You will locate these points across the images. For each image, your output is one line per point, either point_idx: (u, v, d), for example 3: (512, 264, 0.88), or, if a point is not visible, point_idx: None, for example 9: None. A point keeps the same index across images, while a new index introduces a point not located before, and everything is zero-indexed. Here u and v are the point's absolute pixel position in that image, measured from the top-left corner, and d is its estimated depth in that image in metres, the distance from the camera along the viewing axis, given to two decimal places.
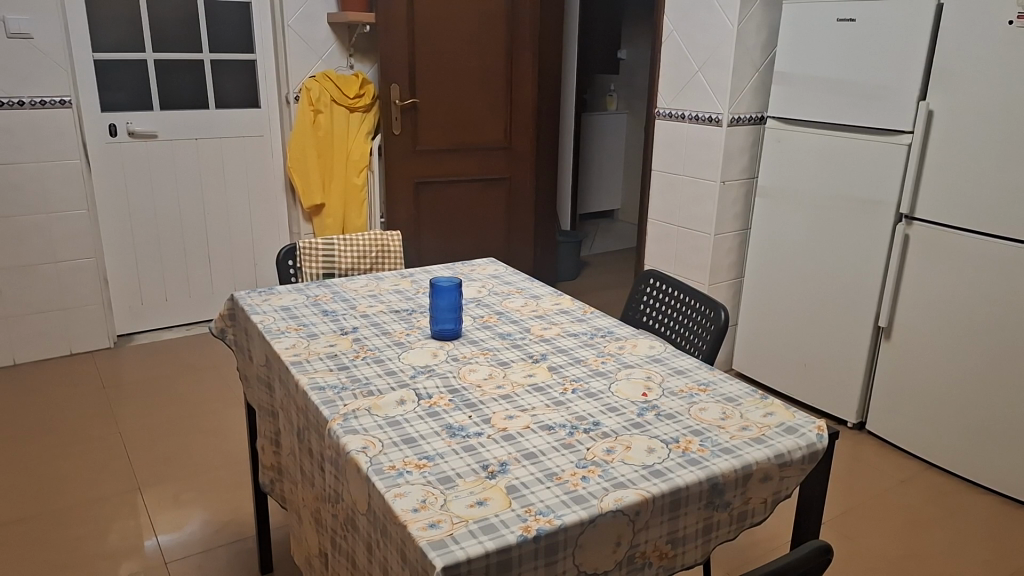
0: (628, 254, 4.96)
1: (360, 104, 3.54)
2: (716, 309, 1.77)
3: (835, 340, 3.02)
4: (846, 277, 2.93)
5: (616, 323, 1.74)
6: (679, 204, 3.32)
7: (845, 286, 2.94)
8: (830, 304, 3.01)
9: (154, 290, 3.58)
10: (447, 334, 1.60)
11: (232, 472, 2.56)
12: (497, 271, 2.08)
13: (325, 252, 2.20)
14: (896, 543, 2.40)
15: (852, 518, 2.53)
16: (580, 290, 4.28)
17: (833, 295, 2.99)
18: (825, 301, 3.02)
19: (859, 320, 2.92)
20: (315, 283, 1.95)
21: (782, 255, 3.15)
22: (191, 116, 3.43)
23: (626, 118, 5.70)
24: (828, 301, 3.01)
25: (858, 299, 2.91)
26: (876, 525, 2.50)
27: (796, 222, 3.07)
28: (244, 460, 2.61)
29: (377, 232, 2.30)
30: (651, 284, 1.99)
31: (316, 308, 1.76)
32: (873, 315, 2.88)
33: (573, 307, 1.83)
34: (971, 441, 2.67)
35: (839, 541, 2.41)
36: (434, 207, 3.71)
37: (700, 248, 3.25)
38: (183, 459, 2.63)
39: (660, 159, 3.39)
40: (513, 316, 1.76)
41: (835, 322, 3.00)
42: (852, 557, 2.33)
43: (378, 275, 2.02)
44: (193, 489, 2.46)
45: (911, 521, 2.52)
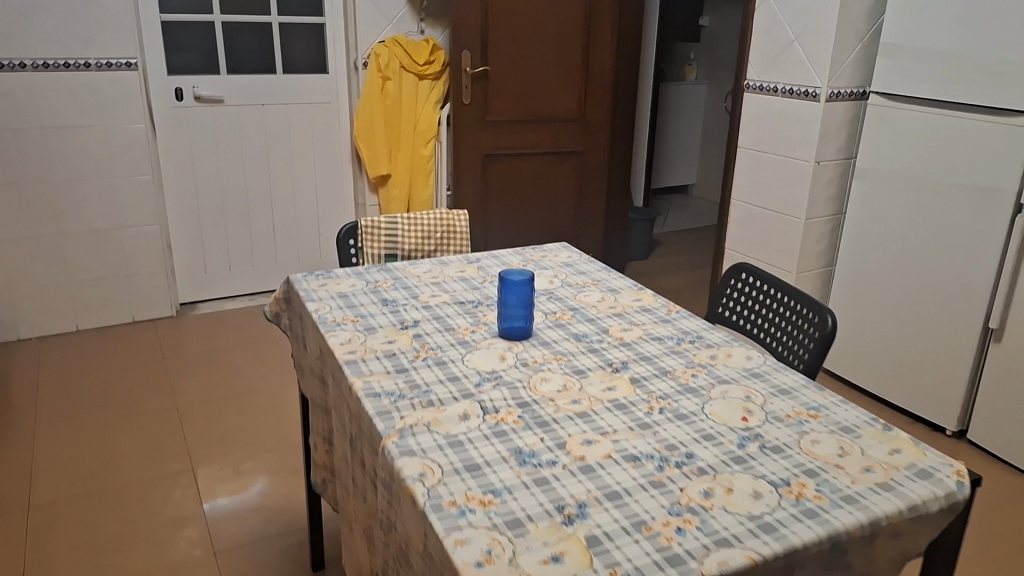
0: (704, 234, 4.69)
1: (430, 72, 3.39)
2: (820, 313, 1.54)
3: (932, 334, 2.62)
4: (952, 265, 2.51)
5: (706, 324, 1.54)
6: (763, 185, 2.93)
7: (951, 274, 2.52)
8: (933, 294, 2.59)
9: (217, 259, 3.53)
10: (518, 333, 1.44)
11: (286, 455, 2.48)
12: (571, 258, 1.90)
13: (388, 231, 2.07)
14: None
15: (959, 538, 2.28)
16: (652, 272, 4.05)
17: (937, 283, 2.57)
18: (927, 290, 2.60)
19: (966, 316, 2.51)
20: (376, 266, 1.81)
21: (877, 237, 2.74)
22: (256, 80, 3.32)
23: (705, 89, 5.37)
24: (929, 291, 2.60)
25: (971, 292, 2.48)
26: None
27: (897, 202, 2.65)
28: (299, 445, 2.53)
29: (443, 211, 2.15)
30: (741, 278, 1.77)
31: (377, 296, 1.62)
32: (983, 312, 2.46)
33: (656, 303, 1.64)
34: None
35: None
36: (502, 180, 3.54)
37: (786, 233, 2.87)
38: (237, 440, 2.56)
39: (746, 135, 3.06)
40: (590, 312, 1.58)
41: (937, 315, 2.59)
42: None
43: (444, 259, 1.87)
44: (250, 472, 2.39)
45: None
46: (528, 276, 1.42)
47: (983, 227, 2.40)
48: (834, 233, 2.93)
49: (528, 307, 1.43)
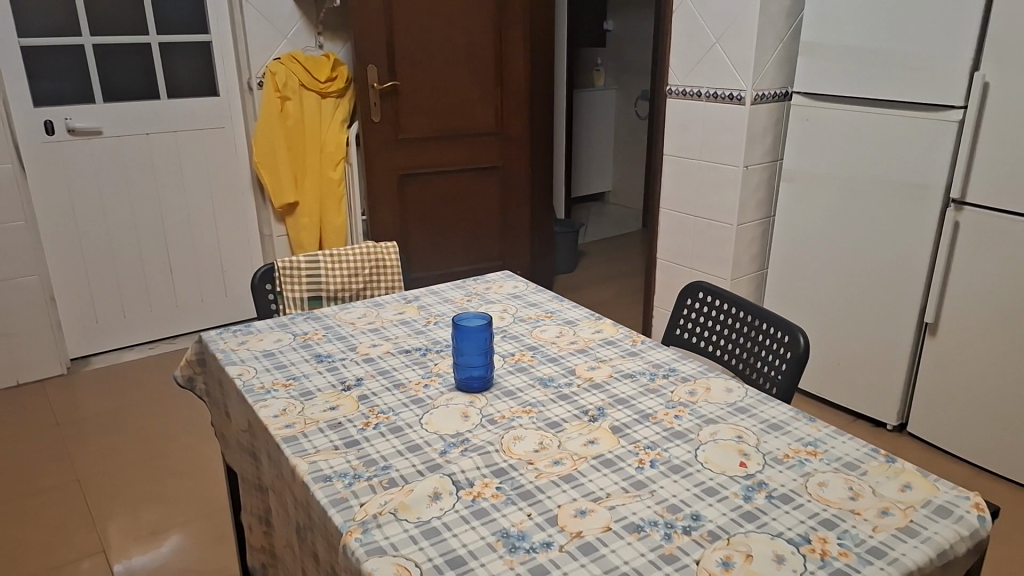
0: (625, 241, 4.67)
1: (332, 89, 3.15)
2: (790, 333, 1.47)
3: (870, 328, 2.64)
4: (886, 262, 2.54)
5: (677, 355, 1.43)
6: (696, 189, 2.90)
7: (884, 271, 2.55)
8: (869, 289, 2.61)
9: (110, 307, 3.21)
10: (477, 385, 1.30)
11: (208, 525, 2.23)
12: (517, 288, 1.78)
13: (310, 271, 1.90)
14: None
15: None
16: (578, 284, 3.97)
17: (872, 281, 2.59)
18: (862, 287, 2.62)
19: (902, 312, 2.53)
20: (302, 314, 1.65)
21: (809, 237, 2.75)
22: (139, 107, 3.02)
23: (613, 95, 5.35)
24: (864, 288, 2.62)
25: (906, 289, 2.51)
26: None
27: (828, 203, 2.66)
28: (225, 512, 2.28)
29: (369, 244, 2.00)
30: (700, 298, 1.68)
31: (310, 353, 1.46)
32: (919, 307, 2.49)
33: (619, 335, 1.52)
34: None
35: None
36: (422, 201, 3.37)
37: (720, 239, 2.85)
38: (152, 514, 2.29)
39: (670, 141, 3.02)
40: (549, 351, 1.45)
41: (874, 310, 2.61)
42: None
43: (377, 300, 1.73)
44: (168, 551, 2.13)
45: None
46: (484, 322, 1.29)
47: (915, 223, 2.44)
48: (765, 237, 2.93)
49: (486, 356, 1.30)
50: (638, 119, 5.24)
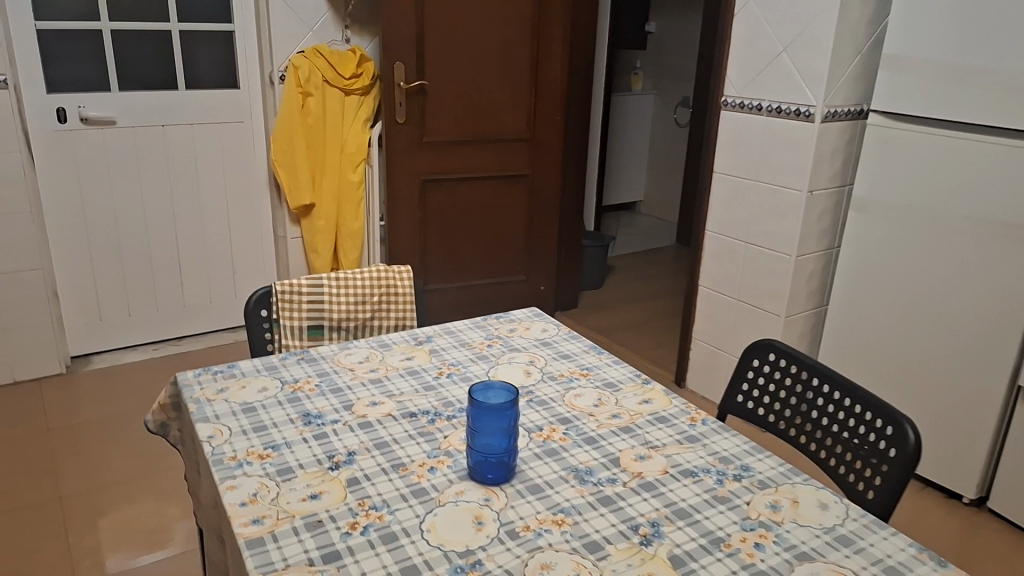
0: (659, 256, 4.35)
1: (357, 86, 2.88)
2: (895, 424, 1.17)
3: (946, 386, 2.27)
4: (974, 312, 2.16)
5: (750, 445, 1.13)
6: (747, 216, 2.52)
7: (972, 321, 2.17)
8: (948, 342, 2.23)
9: (114, 304, 2.96)
10: (494, 480, 1.01)
11: (182, 559, 1.94)
12: (547, 331, 1.49)
13: (313, 298, 1.64)
14: None
15: None
16: (609, 303, 3.65)
17: (956, 332, 2.21)
18: (942, 339, 2.24)
19: (990, 372, 2.16)
20: (296, 354, 1.38)
21: (877, 276, 2.37)
22: (155, 99, 2.77)
23: (651, 99, 5.03)
24: (946, 340, 2.24)
25: (999, 345, 2.13)
26: None
27: (904, 238, 2.28)
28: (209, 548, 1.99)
29: (379, 266, 1.73)
30: (772, 361, 1.38)
31: (296, 411, 1.18)
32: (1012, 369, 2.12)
33: (673, 408, 1.22)
34: None
35: None
36: (444, 208, 3.09)
37: (772, 271, 2.46)
38: (131, 541, 2.01)
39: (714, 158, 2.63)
40: (586, 428, 1.16)
41: (953, 366, 2.24)
42: None
43: (381, 340, 1.45)
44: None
45: None
46: (510, 400, 1.01)
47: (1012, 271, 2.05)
48: (826, 272, 2.55)
49: (510, 444, 1.01)
50: (677, 126, 4.90)
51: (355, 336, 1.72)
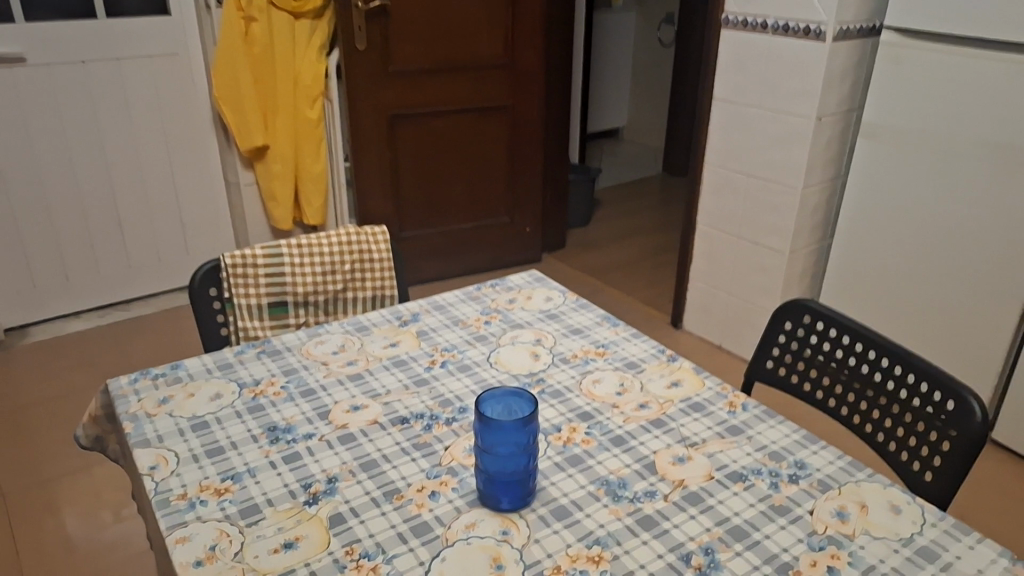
0: (644, 187, 4.15)
1: (307, 7, 2.56)
2: (956, 397, 1.02)
3: (949, 320, 2.12)
4: (986, 238, 1.98)
5: (801, 435, 0.98)
6: (747, 144, 2.34)
7: (983, 249, 1.99)
8: (955, 275, 2.07)
9: (48, 270, 2.70)
10: (510, 505, 0.85)
11: (135, 559, 1.75)
12: (552, 301, 1.31)
13: (271, 270, 1.43)
14: None
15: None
16: (595, 242, 3.46)
17: (965, 261, 2.04)
18: (949, 268, 2.07)
19: (1001, 304, 2.00)
20: (255, 345, 1.19)
21: (882, 204, 2.19)
22: (72, 29, 2.45)
23: (633, 18, 4.72)
24: (954, 269, 2.07)
25: (1016, 274, 1.95)
26: None
27: (913, 160, 2.08)
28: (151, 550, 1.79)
29: (346, 228, 1.50)
30: (810, 325, 1.23)
31: (259, 424, 1.00)
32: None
33: (706, 392, 1.06)
34: None
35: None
36: (416, 147, 2.84)
37: (777, 205, 2.29)
38: (76, 538, 1.81)
39: (710, 83, 2.40)
40: (611, 425, 1.00)
41: (958, 300, 2.09)
42: None
43: (359, 322, 1.26)
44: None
45: None
46: (530, 412, 0.83)
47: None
48: (831, 202, 2.36)
49: (531, 463, 0.84)
50: (662, 46, 4.63)
51: (325, 311, 1.50)
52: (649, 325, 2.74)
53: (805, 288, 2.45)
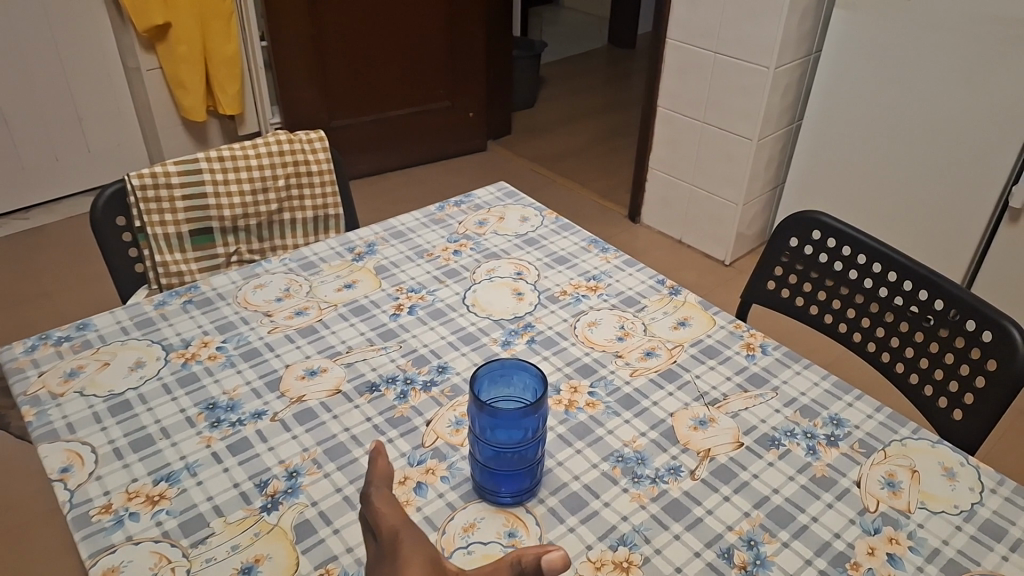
0: (591, 63, 3.85)
1: None
2: (993, 327, 0.89)
3: (919, 206, 1.91)
4: (967, 118, 1.75)
5: (831, 384, 0.86)
6: (714, 17, 1.99)
7: (962, 130, 1.76)
8: (929, 157, 1.84)
9: None
10: (512, 499, 0.71)
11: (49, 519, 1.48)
12: (528, 223, 1.14)
13: (190, 190, 1.16)
14: None
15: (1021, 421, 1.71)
16: (540, 127, 3.22)
17: (938, 143, 1.81)
18: (922, 151, 1.85)
19: (977, 189, 1.79)
20: (179, 293, 0.98)
21: (859, 82, 1.90)
22: None
23: None
24: (927, 152, 1.84)
25: (996, 151, 1.73)
26: None
27: (892, 32, 1.80)
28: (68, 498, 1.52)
29: (277, 133, 1.25)
30: (820, 242, 1.08)
31: (194, 402, 0.82)
32: (1006, 179, 1.74)
33: (719, 333, 0.93)
34: None
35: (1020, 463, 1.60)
36: (342, 23, 2.45)
37: (744, 88, 1.99)
38: None
39: None
40: (617, 381, 0.86)
41: (931, 184, 1.86)
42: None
43: (303, 258, 1.06)
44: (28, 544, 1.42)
45: None
46: (539, 395, 0.68)
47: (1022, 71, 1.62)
48: (802, 83, 2.05)
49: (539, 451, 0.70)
50: None
51: (259, 238, 1.26)
52: (609, 215, 2.57)
53: (771, 177, 2.19)
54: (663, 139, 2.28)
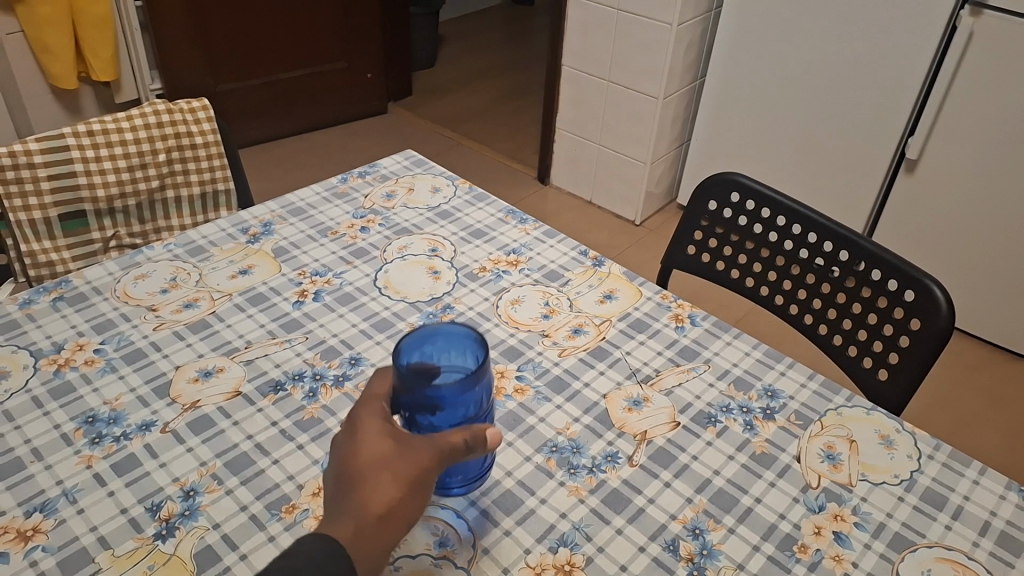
0: (491, 21, 3.73)
1: None
2: (915, 286, 0.87)
3: (821, 160, 1.92)
4: (864, 72, 1.75)
5: (762, 354, 0.83)
6: None
7: (863, 84, 1.76)
8: (829, 112, 1.85)
9: None
10: (461, 487, 0.66)
11: None
12: (439, 194, 1.06)
13: (56, 169, 1.02)
14: (986, 414, 1.69)
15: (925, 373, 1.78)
16: (441, 87, 3.10)
17: (836, 98, 1.82)
18: (822, 105, 1.85)
19: (876, 143, 1.81)
20: (47, 289, 0.85)
21: (760, 37, 1.89)
22: None
23: None
24: (829, 107, 1.84)
25: (893, 105, 1.74)
26: (952, 382, 1.76)
27: None
28: None
29: (156, 102, 1.11)
30: (738, 205, 1.03)
31: (71, 417, 0.71)
32: (903, 131, 1.75)
33: (647, 305, 0.88)
34: (1015, 315, 1.79)
35: (927, 416, 1.67)
36: None
37: (649, 45, 1.95)
38: None
39: None
40: (545, 362, 0.80)
41: (833, 138, 1.87)
42: (950, 431, 1.64)
43: (190, 242, 0.94)
44: None
45: (985, 378, 1.78)
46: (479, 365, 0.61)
47: (917, 25, 1.63)
48: (705, 38, 2.02)
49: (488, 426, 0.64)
50: None
51: (139, 220, 1.13)
52: (519, 178, 2.50)
53: (676, 135, 2.16)
54: (570, 98, 2.22)
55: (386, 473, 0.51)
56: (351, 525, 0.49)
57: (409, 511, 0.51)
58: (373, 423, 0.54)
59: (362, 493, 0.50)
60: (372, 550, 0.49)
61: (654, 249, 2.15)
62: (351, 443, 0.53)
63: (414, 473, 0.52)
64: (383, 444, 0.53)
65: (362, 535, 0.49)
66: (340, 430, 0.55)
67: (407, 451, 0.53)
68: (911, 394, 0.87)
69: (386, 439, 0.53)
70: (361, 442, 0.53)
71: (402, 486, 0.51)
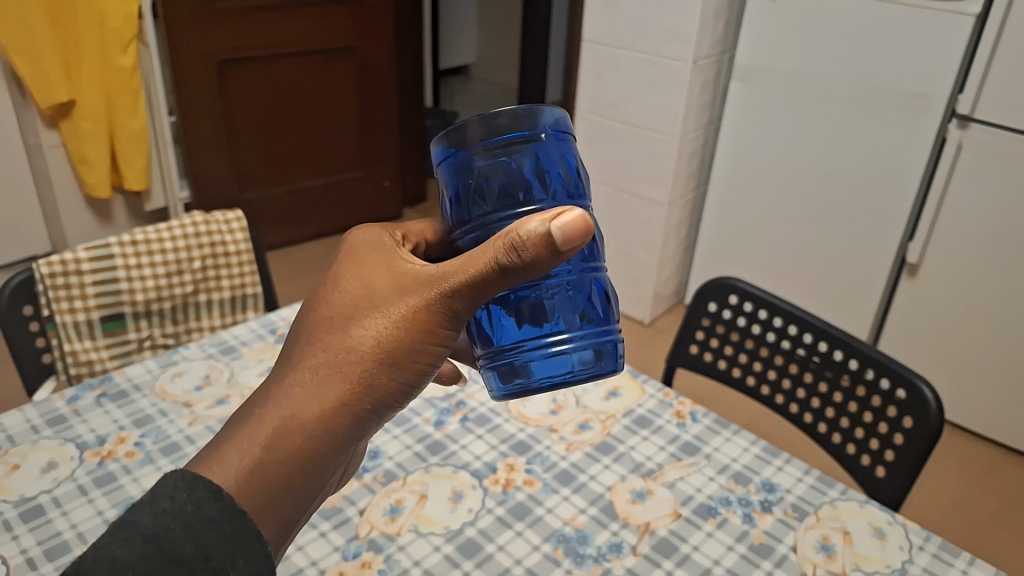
0: None
1: None
2: (905, 384, 0.92)
3: (823, 264, 2.00)
4: (859, 181, 1.86)
5: (760, 449, 0.88)
6: (621, 91, 2.06)
7: (860, 192, 1.86)
8: (828, 218, 1.95)
9: None
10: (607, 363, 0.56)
11: None
12: None
13: (101, 275, 1.11)
14: (1003, 516, 1.69)
15: (939, 474, 1.79)
16: None
17: (834, 205, 1.92)
18: (821, 212, 1.95)
19: (875, 247, 1.89)
20: (93, 386, 0.92)
21: (761, 150, 2.01)
22: None
23: None
24: (828, 213, 1.94)
25: (890, 212, 1.83)
26: (966, 483, 1.77)
27: (789, 104, 1.92)
28: None
29: (195, 215, 1.21)
30: (736, 305, 1.09)
31: (113, 503, 0.76)
32: (902, 236, 1.84)
33: (649, 402, 0.94)
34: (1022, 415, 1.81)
35: (944, 518, 1.67)
36: (252, 95, 2.44)
37: (655, 157, 2.07)
38: None
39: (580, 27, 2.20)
40: (553, 456, 0.85)
41: (833, 242, 1.96)
42: (971, 534, 1.63)
43: (223, 342, 1.02)
44: None
45: (1000, 479, 1.79)
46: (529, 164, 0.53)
47: (906, 139, 1.75)
48: (707, 150, 2.16)
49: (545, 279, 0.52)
50: None
51: (172, 321, 1.21)
52: None
53: (682, 239, 2.26)
54: None
55: (346, 343, 0.51)
56: (280, 413, 0.49)
57: (367, 387, 0.50)
58: (357, 277, 0.53)
59: (312, 367, 0.50)
60: (302, 443, 0.48)
61: (662, 347, 2.21)
62: (329, 300, 0.53)
63: (381, 342, 0.51)
64: (356, 303, 0.52)
65: (299, 414, 0.49)
66: (326, 276, 0.55)
67: (381, 309, 0.51)
68: (909, 488, 0.91)
69: (363, 295, 0.52)
70: (336, 300, 0.52)
71: (362, 360, 0.50)
